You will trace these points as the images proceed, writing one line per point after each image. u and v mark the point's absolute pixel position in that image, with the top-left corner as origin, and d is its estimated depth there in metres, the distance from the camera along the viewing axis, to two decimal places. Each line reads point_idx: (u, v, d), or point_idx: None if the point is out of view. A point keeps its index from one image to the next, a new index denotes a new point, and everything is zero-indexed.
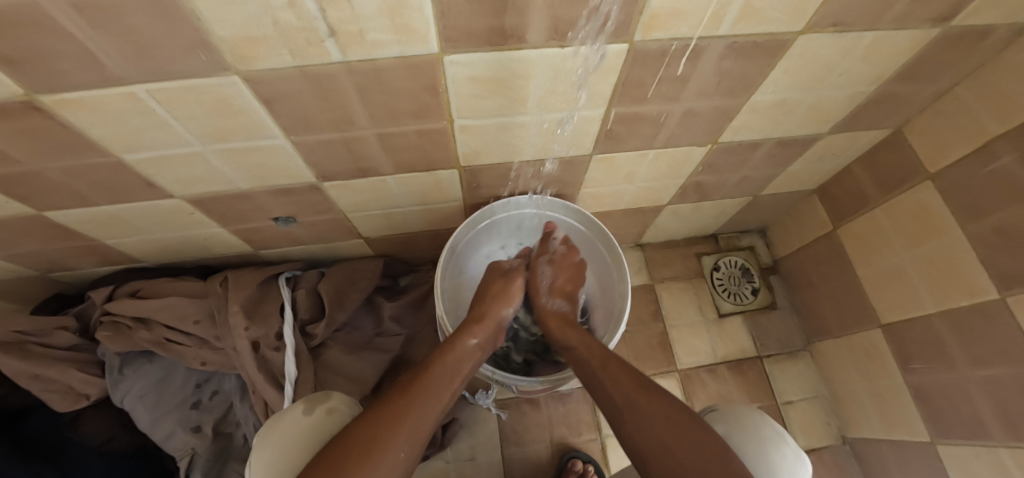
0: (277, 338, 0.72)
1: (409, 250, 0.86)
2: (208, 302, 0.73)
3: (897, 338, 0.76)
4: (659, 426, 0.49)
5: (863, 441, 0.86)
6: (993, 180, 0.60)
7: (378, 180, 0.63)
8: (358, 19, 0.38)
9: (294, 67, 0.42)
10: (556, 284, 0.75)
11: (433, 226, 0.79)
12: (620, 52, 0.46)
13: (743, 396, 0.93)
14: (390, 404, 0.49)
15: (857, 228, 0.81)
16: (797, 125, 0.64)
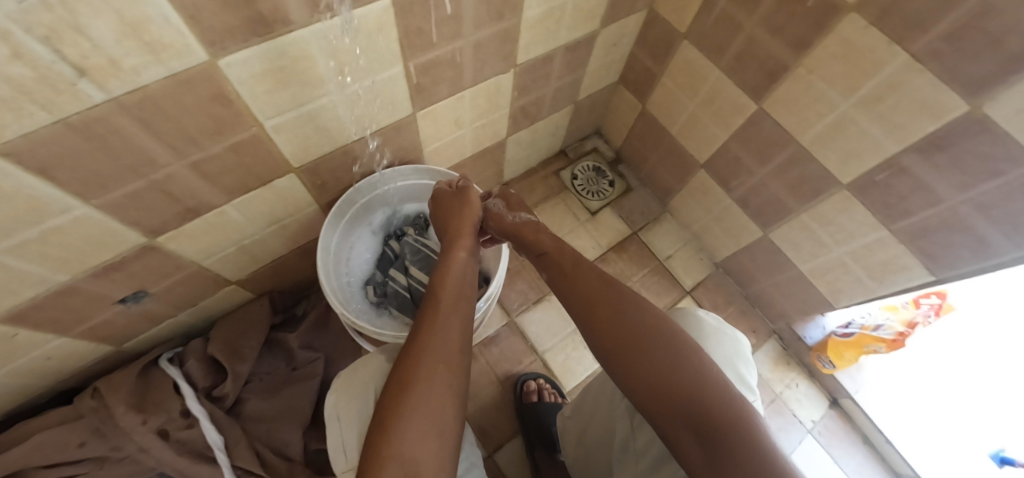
0: (185, 416, 0.67)
1: (290, 277, 0.84)
2: (87, 421, 0.64)
3: (713, 169, 0.95)
4: (651, 350, 0.49)
5: (727, 259, 1.07)
6: (719, 23, 0.77)
7: (216, 213, 0.61)
8: (100, 49, 0.36)
9: (53, 123, 0.39)
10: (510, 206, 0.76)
11: (301, 240, 0.78)
12: (386, 8, 0.50)
13: (635, 267, 1.09)
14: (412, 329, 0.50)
15: (655, 98, 0.97)
16: (570, 29, 0.75)
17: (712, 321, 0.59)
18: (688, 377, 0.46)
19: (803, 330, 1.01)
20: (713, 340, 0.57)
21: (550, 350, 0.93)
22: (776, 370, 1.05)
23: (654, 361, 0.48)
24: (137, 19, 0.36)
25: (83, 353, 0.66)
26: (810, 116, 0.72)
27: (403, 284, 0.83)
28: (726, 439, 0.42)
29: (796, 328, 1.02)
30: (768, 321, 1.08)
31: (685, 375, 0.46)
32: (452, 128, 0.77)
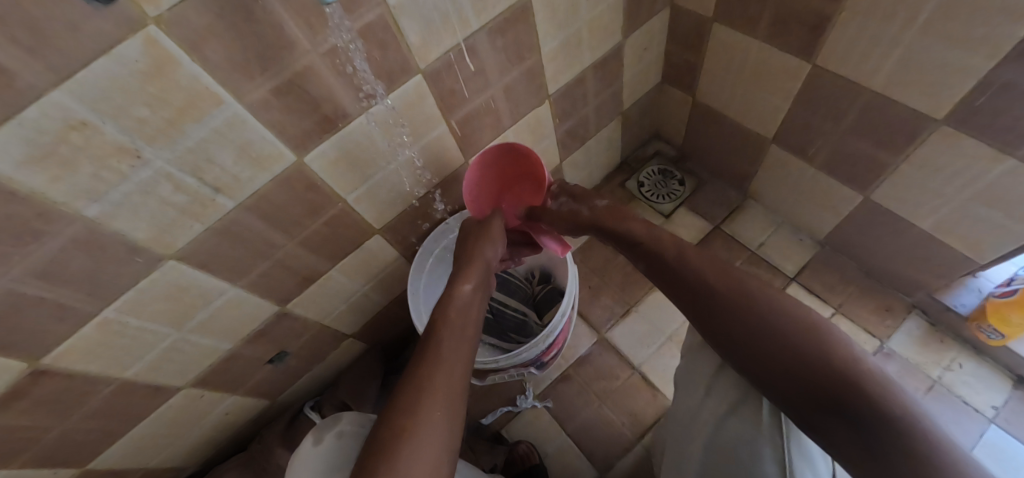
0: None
1: (479, 400, 0.93)
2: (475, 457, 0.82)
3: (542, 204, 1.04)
4: (444, 363, 0.55)
5: None
6: (468, 126, 0.73)
7: (368, 252, 0.77)
8: (234, 312, 0.67)
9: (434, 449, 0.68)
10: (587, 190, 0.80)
11: (373, 280, 0.83)
12: (288, 159, 0.57)
13: None
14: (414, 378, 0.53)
15: (541, 117, 0.83)
16: (434, 122, 0.68)
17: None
18: (784, 321, 0.49)
19: (950, 298, 0.81)
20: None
21: (648, 366, 0.91)
22: (926, 352, 0.83)
23: (765, 322, 0.50)
24: (230, 128, 0.51)
25: (242, 410, 0.83)
26: (766, 108, 0.86)
27: None
28: (859, 403, 0.41)
29: (939, 296, 0.83)
30: (904, 295, 0.88)
31: (789, 319, 0.49)
32: (459, 33, 0.60)
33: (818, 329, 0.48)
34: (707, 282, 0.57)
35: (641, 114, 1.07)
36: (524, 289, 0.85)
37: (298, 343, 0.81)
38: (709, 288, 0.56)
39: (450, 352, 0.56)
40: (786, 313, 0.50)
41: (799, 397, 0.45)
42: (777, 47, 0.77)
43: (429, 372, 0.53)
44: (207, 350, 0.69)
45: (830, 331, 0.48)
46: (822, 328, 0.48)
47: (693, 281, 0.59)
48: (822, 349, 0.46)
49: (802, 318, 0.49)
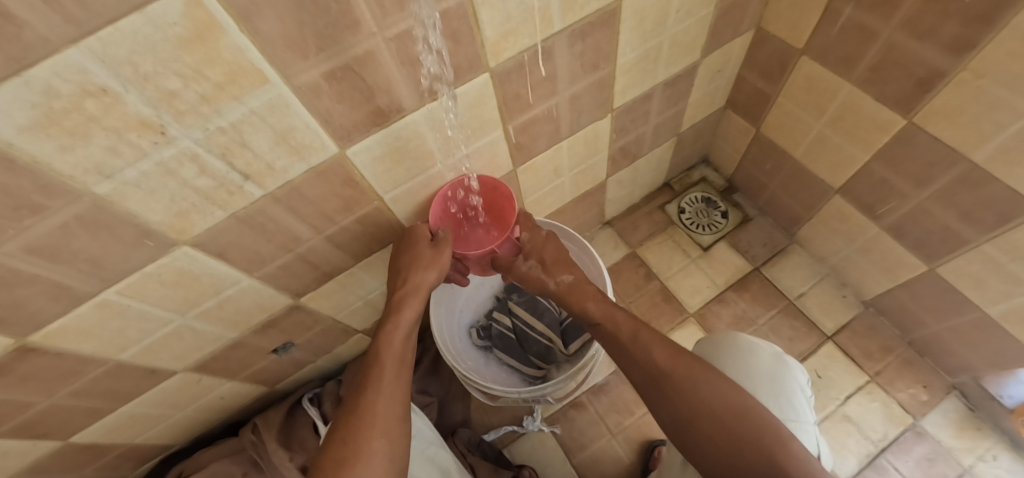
0: None
1: (484, 414, 0.89)
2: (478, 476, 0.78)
3: (578, 216, 0.97)
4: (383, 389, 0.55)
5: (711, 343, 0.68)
6: (524, 132, 0.66)
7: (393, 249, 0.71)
8: (245, 301, 0.61)
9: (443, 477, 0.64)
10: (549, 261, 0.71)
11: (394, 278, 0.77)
12: (328, 149, 0.50)
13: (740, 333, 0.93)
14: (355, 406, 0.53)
15: (599, 130, 0.76)
16: (492, 121, 0.60)
17: (747, 339, 0.65)
18: (722, 403, 0.52)
19: (997, 387, 0.78)
20: (751, 355, 0.63)
21: None
22: (962, 438, 0.81)
23: (705, 408, 0.52)
24: (271, 112, 0.43)
25: (237, 395, 0.78)
26: (839, 156, 0.80)
27: (508, 326, 0.78)
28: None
29: (986, 383, 0.79)
30: (945, 373, 0.85)
31: (730, 402, 0.51)
32: (538, 33, 0.53)
33: (749, 415, 0.50)
34: (657, 362, 0.57)
35: (696, 137, 1.00)
36: (554, 310, 0.79)
37: (306, 335, 0.76)
38: (659, 369, 0.56)
39: (395, 374, 0.57)
40: (724, 398, 0.52)
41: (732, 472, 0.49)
42: (871, 96, 0.69)
43: (371, 401, 0.53)
44: (210, 338, 0.63)
45: (761, 417, 0.50)
46: (753, 413, 0.51)
47: (643, 358, 0.58)
48: (752, 438, 0.49)
49: (736, 398, 0.52)
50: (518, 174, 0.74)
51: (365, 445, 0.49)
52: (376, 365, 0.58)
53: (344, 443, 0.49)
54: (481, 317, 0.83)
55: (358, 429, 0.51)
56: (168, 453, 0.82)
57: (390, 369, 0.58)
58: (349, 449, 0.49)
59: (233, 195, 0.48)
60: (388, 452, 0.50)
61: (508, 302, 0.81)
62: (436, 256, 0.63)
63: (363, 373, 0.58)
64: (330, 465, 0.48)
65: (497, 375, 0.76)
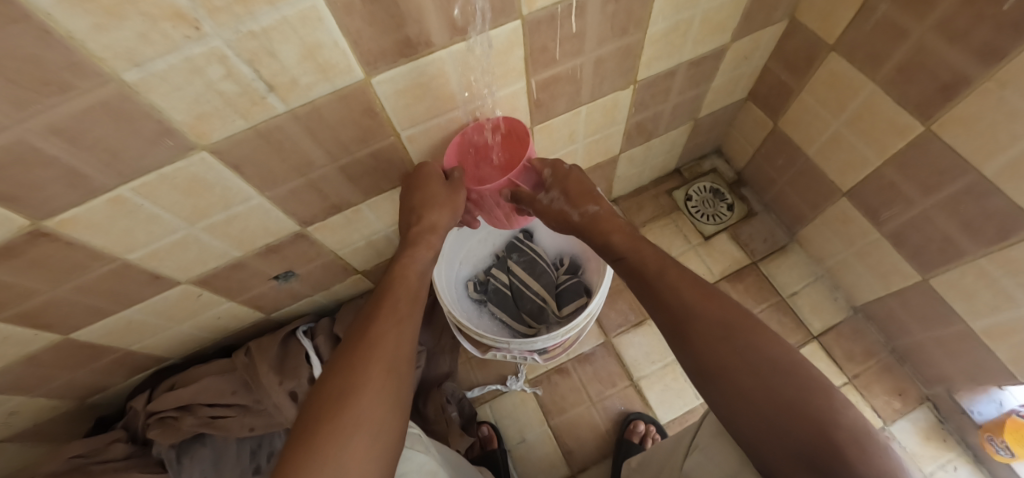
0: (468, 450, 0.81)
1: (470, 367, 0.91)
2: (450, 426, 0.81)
3: None
4: (385, 327, 0.54)
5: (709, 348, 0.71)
6: (545, 89, 0.66)
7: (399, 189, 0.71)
8: (253, 220, 0.63)
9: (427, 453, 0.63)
10: (571, 195, 0.67)
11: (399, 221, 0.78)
12: (354, 75, 0.51)
13: None
14: (358, 338, 0.53)
15: (619, 100, 0.76)
16: (519, 67, 0.60)
17: None
18: (764, 353, 0.45)
19: (969, 402, 0.80)
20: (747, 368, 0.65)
21: (648, 378, 0.88)
22: (927, 446, 0.83)
23: (739, 356, 0.46)
24: (302, 23, 0.43)
25: (234, 317, 0.80)
26: (852, 159, 0.80)
27: (505, 282, 0.79)
28: (828, 458, 0.38)
29: (959, 397, 0.82)
30: (921, 384, 0.87)
31: (772, 350, 0.45)
32: None
33: (791, 367, 0.44)
34: (685, 305, 0.52)
35: (713, 125, 1.00)
36: (551, 274, 0.80)
37: (307, 266, 0.77)
38: (687, 313, 0.51)
39: (404, 311, 0.57)
40: (763, 346, 0.46)
41: (770, 433, 0.43)
42: (892, 98, 0.69)
43: (379, 332, 0.53)
44: (215, 253, 0.65)
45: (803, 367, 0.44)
46: (793, 364, 0.44)
47: (671, 301, 0.53)
48: (788, 392, 0.43)
49: (780, 347, 0.46)
50: (534, 133, 0.74)
51: (367, 375, 0.49)
52: (389, 299, 0.58)
53: (348, 372, 0.49)
54: (479, 272, 0.84)
55: (365, 359, 0.50)
56: (160, 368, 0.84)
57: (402, 304, 0.58)
58: (354, 379, 0.48)
59: (254, 105, 0.49)
60: (391, 385, 0.50)
61: (507, 260, 0.81)
62: (451, 196, 0.64)
63: (372, 305, 0.58)
64: (333, 393, 0.47)
65: (489, 327, 0.78)
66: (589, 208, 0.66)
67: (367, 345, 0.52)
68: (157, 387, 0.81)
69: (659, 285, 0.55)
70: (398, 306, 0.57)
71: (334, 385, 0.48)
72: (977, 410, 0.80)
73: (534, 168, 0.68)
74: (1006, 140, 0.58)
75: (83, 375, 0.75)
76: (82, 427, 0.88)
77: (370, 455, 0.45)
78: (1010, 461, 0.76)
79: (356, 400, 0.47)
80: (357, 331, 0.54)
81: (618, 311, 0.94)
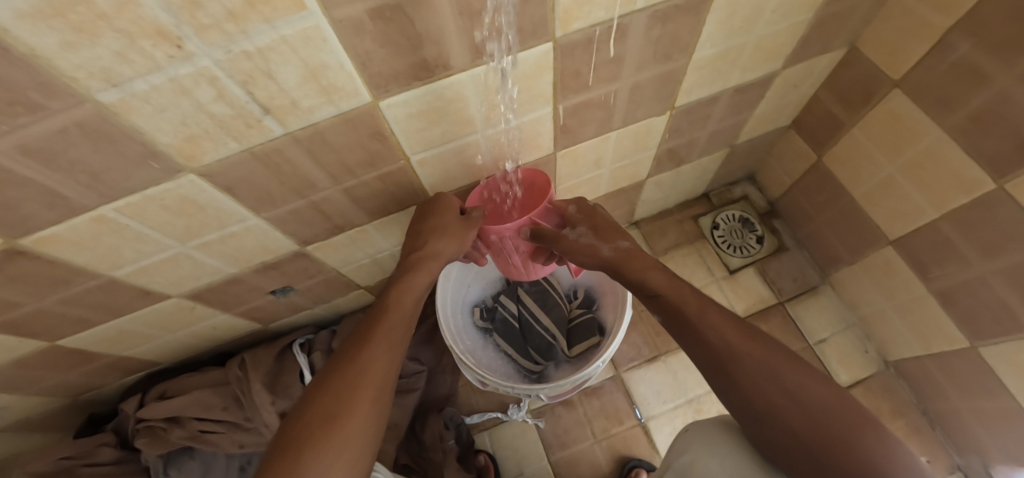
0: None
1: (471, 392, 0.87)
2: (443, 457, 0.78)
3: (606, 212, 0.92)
4: (376, 350, 0.50)
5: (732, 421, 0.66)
6: (573, 115, 0.60)
7: (407, 211, 0.66)
8: (249, 239, 0.58)
9: None
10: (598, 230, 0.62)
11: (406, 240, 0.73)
12: (361, 99, 0.45)
13: None
14: (346, 358, 0.49)
15: (652, 126, 0.69)
16: (545, 93, 0.54)
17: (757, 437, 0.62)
18: (812, 394, 0.45)
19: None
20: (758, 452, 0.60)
21: (658, 419, 0.83)
22: None
23: (791, 400, 0.45)
24: (304, 44, 0.37)
25: (230, 327, 0.77)
26: (906, 207, 0.73)
27: (513, 313, 0.75)
28: None
29: (996, 471, 0.75)
30: (953, 451, 0.81)
31: (820, 391, 0.45)
32: (616, 8, 0.46)
33: (839, 409, 0.44)
34: (728, 343, 0.50)
35: (750, 152, 0.92)
36: (563, 307, 0.75)
37: (307, 282, 0.73)
38: (731, 351, 0.49)
39: (396, 336, 0.53)
40: (807, 386, 0.45)
41: (817, 476, 0.42)
42: (963, 147, 0.61)
43: (368, 357, 0.49)
44: (209, 270, 0.61)
45: (854, 411, 0.44)
46: (841, 406, 0.44)
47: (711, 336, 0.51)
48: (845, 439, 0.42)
49: (826, 388, 0.45)
50: (557, 158, 0.67)
51: (349, 404, 0.45)
52: (383, 321, 0.54)
53: (335, 397, 0.45)
54: (487, 297, 0.79)
55: (356, 385, 0.46)
56: (154, 371, 0.81)
57: (396, 328, 0.54)
58: (341, 405, 0.45)
59: (249, 128, 0.43)
60: (375, 417, 0.46)
61: (518, 288, 0.76)
62: (462, 227, 0.59)
63: (366, 323, 0.54)
64: (314, 420, 0.43)
65: (492, 359, 0.73)
66: (621, 243, 0.61)
67: (354, 370, 0.48)
68: (149, 392, 0.78)
69: (697, 321, 0.53)
70: (390, 329, 0.53)
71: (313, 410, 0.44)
72: None
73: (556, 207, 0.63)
74: None
75: (73, 378, 0.73)
76: (75, 422, 0.87)
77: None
78: None
79: (335, 430, 0.43)
80: (346, 353, 0.50)
81: (631, 343, 0.89)
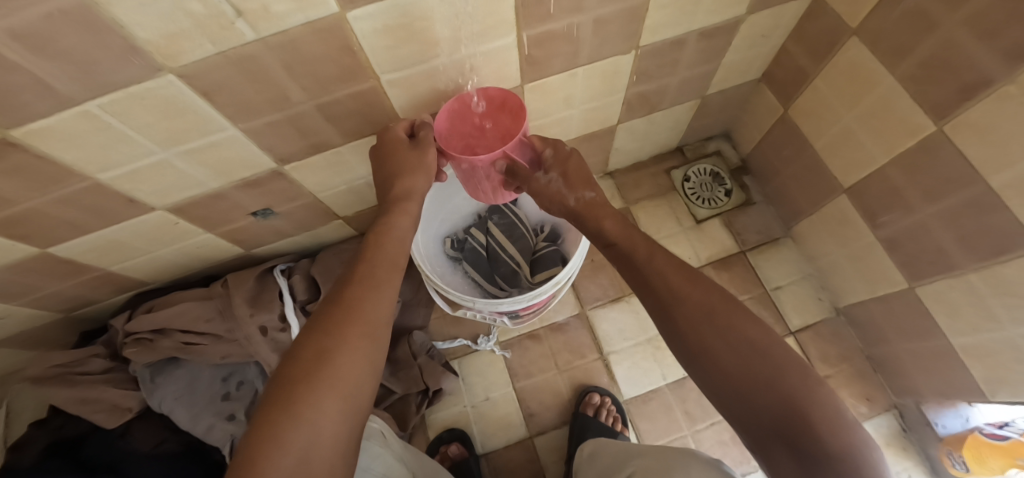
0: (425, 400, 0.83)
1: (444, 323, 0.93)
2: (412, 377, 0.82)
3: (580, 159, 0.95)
4: (364, 291, 0.53)
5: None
6: (539, 46, 0.62)
7: (379, 136, 0.69)
8: (227, 152, 0.62)
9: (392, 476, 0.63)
10: (570, 178, 0.64)
11: None
12: (331, 11, 0.47)
13: None
14: (337, 299, 0.52)
15: (619, 66, 0.72)
16: (509, 19, 0.56)
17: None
18: (746, 335, 0.44)
19: (934, 415, 0.80)
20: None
21: (618, 355, 0.88)
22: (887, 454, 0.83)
23: (723, 341, 0.45)
24: None
25: (214, 249, 0.81)
26: (860, 156, 0.76)
27: (482, 242, 0.79)
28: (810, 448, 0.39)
29: (927, 409, 0.81)
30: (891, 392, 0.87)
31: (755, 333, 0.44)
32: None
33: (769, 349, 0.43)
34: (669, 288, 0.50)
35: (722, 106, 0.95)
36: (529, 239, 0.79)
37: (287, 206, 0.77)
38: (672, 295, 0.49)
39: (383, 277, 0.55)
40: (741, 327, 0.45)
41: (742, 412, 0.43)
42: (911, 94, 0.64)
43: (357, 297, 0.52)
44: (192, 182, 0.65)
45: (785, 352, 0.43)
46: (771, 346, 0.43)
47: (655, 282, 0.51)
48: (768, 380, 0.41)
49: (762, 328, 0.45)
50: (526, 91, 0.70)
51: (343, 335, 0.47)
52: (367, 265, 0.56)
53: (324, 335, 0.47)
54: (459, 230, 0.83)
55: (344, 324, 0.49)
56: (143, 290, 0.86)
57: (383, 271, 0.56)
58: (331, 339, 0.47)
59: (222, 32, 0.46)
60: (367, 353, 0.49)
61: (488, 221, 0.80)
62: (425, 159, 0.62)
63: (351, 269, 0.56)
64: (308, 352, 0.46)
65: (461, 285, 0.78)
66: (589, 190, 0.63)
67: (343, 307, 0.50)
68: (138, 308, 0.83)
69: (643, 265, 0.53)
70: (378, 272, 0.56)
71: (306, 345, 0.47)
72: (942, 421, 0.80)
73: (531, 143, 0.65)
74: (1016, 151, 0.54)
75: (67, 289, 0.77)
76: (71, 338, 0.92)
77: (348, 414, 0.44)
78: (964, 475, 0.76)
79: (330, 358, 0.45)
80: (333, 296, 0.52)
81: (598, 285, 0.94)
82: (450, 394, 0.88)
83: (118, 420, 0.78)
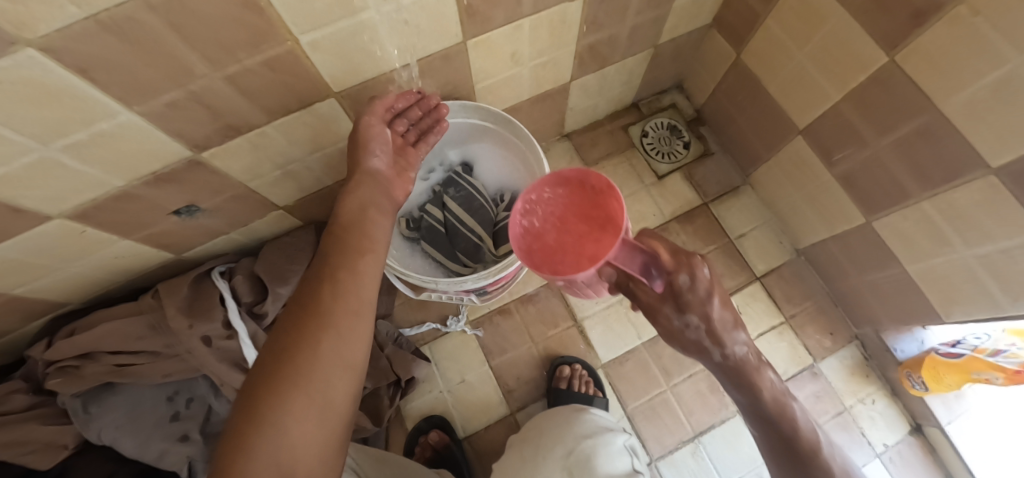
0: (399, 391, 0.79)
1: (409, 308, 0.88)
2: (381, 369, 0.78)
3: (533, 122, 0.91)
4: (333, 274, 0.45)
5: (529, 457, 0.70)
6: None
7: (308, 111, 0.62)
8: (129, 142, 0.53)
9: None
10: (716, 314, 0.38)
11: (318, 149, 0.69)
12: None
13: None
14: (304, 290, 0.45)
15: (566, 15, 0.67)
16: None
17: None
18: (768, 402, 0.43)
19: (893, 341, 0.83)
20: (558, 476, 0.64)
21: (592, 320, 0.87)
22: (851, 383, 0.87)
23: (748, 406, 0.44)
24: None
25: (137, 257, 0.72)
26: (814, 95, 0.75)
27: (439, 219, 0.74)
28: None
29: (886, 337, 0.84)
30: (852, 324, 0.90)
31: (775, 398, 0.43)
32: None
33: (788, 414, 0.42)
34: None
35: (674, 55, 0.92)
36: (489, 210, 0.74)
37: (214, 200, 0.68)
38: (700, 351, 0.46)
39: (354, 254, 0.48)
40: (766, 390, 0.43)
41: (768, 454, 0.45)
42: (864, 25, 0.62)
43: (323, 283, 0.44)
44: (92, 182, 0.55)
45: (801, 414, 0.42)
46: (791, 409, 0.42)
47: None
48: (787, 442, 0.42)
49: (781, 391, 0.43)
50: (469, 49, 0.64)
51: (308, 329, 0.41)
52: (334, 246, 0.49)
53: (286, 332, 0.41)
54: (414, 208, 0.77)
55: (307, 318, 0.41)
56: (59, 312, 0.76)
57: (356, 246, 0.49)
58: (293, 337, 0.40)
59: None
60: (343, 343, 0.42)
61: (443, 195, 0.75)
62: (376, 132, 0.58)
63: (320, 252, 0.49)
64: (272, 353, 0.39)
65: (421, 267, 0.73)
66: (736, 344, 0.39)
67: (307, 297, 0.43)
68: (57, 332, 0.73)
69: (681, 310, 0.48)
70: (348, 251, 0.48)
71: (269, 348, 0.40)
72: (902, 349, 0.83)
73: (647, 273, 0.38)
74: (968, 72, 0.54)
75: None
76: None
77: (322, 418, 0.38)
78: (922, 395, 0.80)
79: (297, 358, 0.39)
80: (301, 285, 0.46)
81: None
82: (423, 382, 0.84)
83: (53, 458, 0.70)
